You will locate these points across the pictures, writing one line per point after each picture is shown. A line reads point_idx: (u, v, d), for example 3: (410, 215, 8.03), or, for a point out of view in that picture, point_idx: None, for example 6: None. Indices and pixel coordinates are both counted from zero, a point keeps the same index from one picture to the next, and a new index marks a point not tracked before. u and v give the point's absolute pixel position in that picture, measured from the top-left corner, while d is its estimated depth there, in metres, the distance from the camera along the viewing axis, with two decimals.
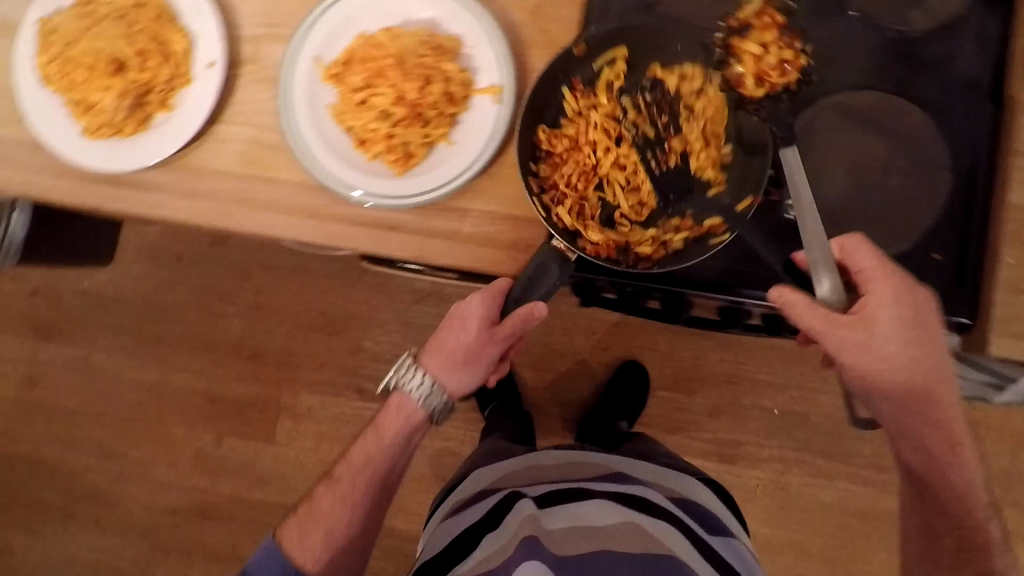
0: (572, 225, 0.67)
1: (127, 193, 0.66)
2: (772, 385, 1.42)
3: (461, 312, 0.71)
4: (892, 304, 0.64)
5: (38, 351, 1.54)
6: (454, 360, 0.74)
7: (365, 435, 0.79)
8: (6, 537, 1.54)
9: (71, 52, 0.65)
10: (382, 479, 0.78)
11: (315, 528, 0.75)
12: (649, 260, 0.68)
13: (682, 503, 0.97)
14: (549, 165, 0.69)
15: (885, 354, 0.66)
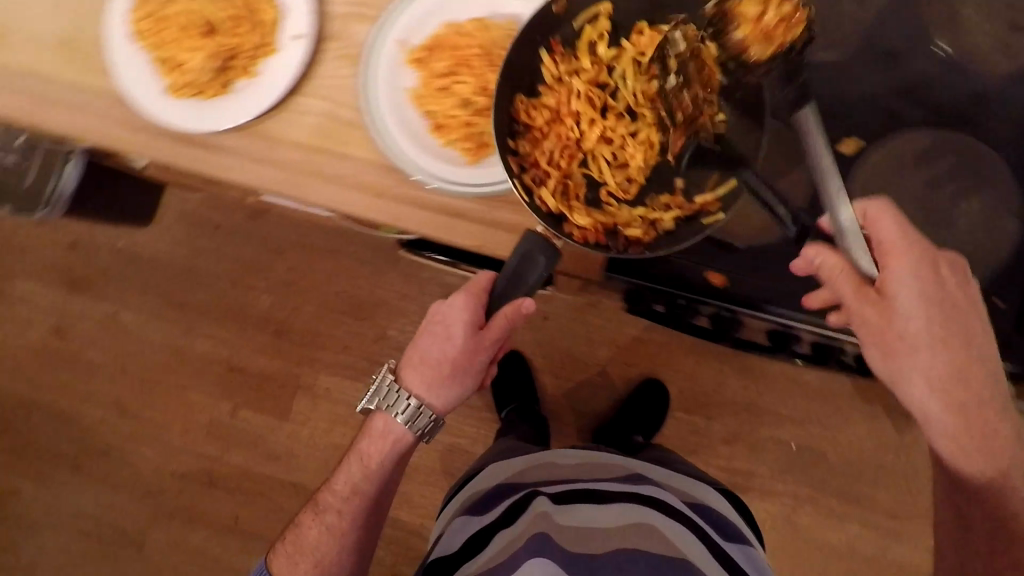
0: (557, 209, 0.65)
1: (200, 153, 0.67)
2: (791, 419, 1.41)
3: (443, 316, 0.76)
4: (911, 275, 0.66)
5: (68, 302, 1.56)
6: (440, 374, 0.77)
7: (347, 464, 0.86)
8: (14, 482, 1.55)
9: (166, 11, 0.67)
10: (366, 504, 0.84)
11: (305, 557, 0.83)
12: (640, 244, 0.66)
13: (697, 506, 0.96)
14: (530, 140, 0.67)
15: (909, 319, 0.66)
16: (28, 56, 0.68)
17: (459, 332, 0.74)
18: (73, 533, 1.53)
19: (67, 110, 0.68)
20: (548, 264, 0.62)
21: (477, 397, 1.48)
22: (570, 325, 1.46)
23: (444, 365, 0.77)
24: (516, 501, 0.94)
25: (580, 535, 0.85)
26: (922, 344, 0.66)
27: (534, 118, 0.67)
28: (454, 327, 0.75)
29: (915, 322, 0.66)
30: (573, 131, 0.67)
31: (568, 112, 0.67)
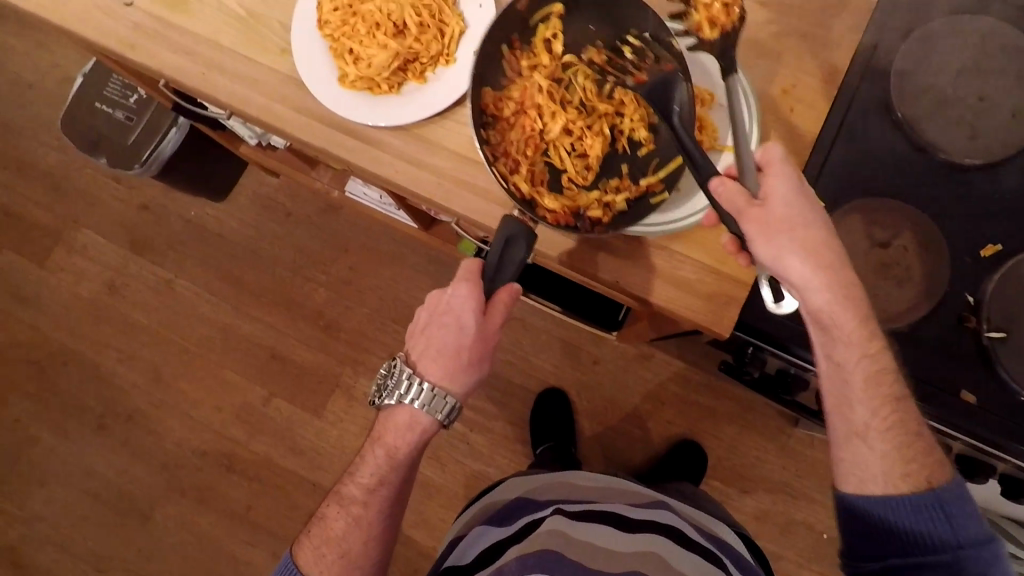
0: (529, 194, 0.67)
1: (359, 145, 0.70)
2: (828, 509, 1.38)
3: (444, 308, 0.68)
4: (797, 199, 0.60)
5: (127, 261, 1.57)
6: (458, 360, 0.68)
7: (370, 452, 0.72)
8: (34, 429, 1.53)
9: (359, 6, 0.69)
10: (395, 494, 0.72)
11: (331, 551, 0.70)
12: (601, 224, 0.67)
13: (722, 545, 0.85)
14: (499, 130, 0.68)
15: (808, 245, 0.58)
16: (215, 27, 0.73)
17: (468, 322, 0.66)
18: (82, 492, 1.50)
19: (239, 83, 0.72)
20: (526, 247, 0.65)
21: (513, 429, 1.47)
22: (618, 373, 1.46)
23: (459, 357, 0.68)
24: (534, 517, 0.81)
25: (599, 560, 0.73)
26: (809, 241, 0.58)
27: (501, 109, 0.68)
28: (460, 319, 0.67)
29: (800, 216, 0.59)
30: (533, 118, 0.68)
31: (529, 102, 0.68)
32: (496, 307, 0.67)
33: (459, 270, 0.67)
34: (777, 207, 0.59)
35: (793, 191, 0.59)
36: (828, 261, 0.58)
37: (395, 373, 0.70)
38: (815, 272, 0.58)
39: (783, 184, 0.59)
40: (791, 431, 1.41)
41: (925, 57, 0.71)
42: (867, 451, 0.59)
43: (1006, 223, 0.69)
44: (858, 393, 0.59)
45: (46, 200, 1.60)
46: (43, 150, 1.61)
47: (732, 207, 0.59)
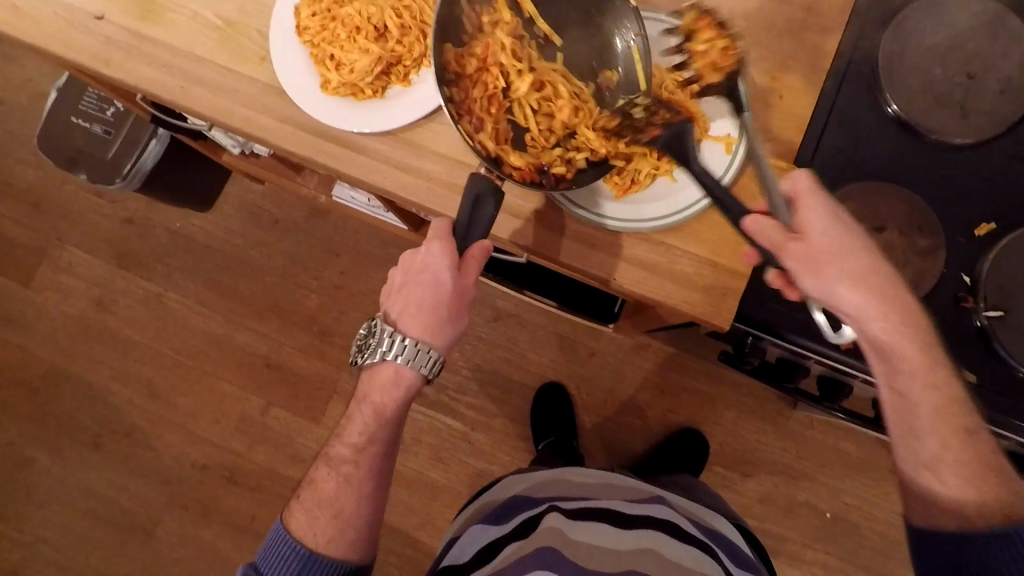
0: (494, 152, 0.64)
1: (346, 153, 0.69)
2: (830, 488, 1.39)
3: (419, 267, 0.66)
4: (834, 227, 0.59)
5: (114, 276, 1.55)
6: (438, 315, 0.66)
7: (357, 410, 0.70)
8: (29, 451, 1.51)
9: (337, 10, 0.67)
10: (386, 452, 0.70)
11: (324, 513, 0.67)
12: (565, 180, 0.66)
13: (719, 539, 0.85)
14: (461, 87, 0.65)
15: (852, 273, 0.58)
16: (191, 39, 0.71)
17: (445, 277, 0.64)
18: (82, 512, 1.49)
19: (220, 95, 0.70)
20: (493, 205, 0.63)
21: (514, 425, 1.46)
22: (616, 364, 1.46)
23: (438, 313, 0.66)
24: (532, 512, 0.81)
25: (596, 560, 0.72)
26: (856, 270, 0.58)
27: (464, 66, 0.65)
28: (436, 276, 0.65)
29: (843, 245, 0.58)
30: (496, 76, 0.66)
31: (493, 62, 0.66)
32: (468, 262, 0.65)
33: (431, 229, 0.65)
34: (819, 241, 0.59)
35: (833, 224, 0.59)
36: (875, 286, 0.58)
37: (378, 332, 0.68)
38: (866, 301, 0.57)
39: (822, 219, 0.59)
40: (790, 413, 1.41)
41: (912, 37, 0.70)
42: (939, 484, 0.56)
43: (996, 203, 0.70)
44: (926, 426, 0.57)
45: (27, 218, 1.57)
46: (22, 168, 1.58)
47: (774, 246, 0.59)
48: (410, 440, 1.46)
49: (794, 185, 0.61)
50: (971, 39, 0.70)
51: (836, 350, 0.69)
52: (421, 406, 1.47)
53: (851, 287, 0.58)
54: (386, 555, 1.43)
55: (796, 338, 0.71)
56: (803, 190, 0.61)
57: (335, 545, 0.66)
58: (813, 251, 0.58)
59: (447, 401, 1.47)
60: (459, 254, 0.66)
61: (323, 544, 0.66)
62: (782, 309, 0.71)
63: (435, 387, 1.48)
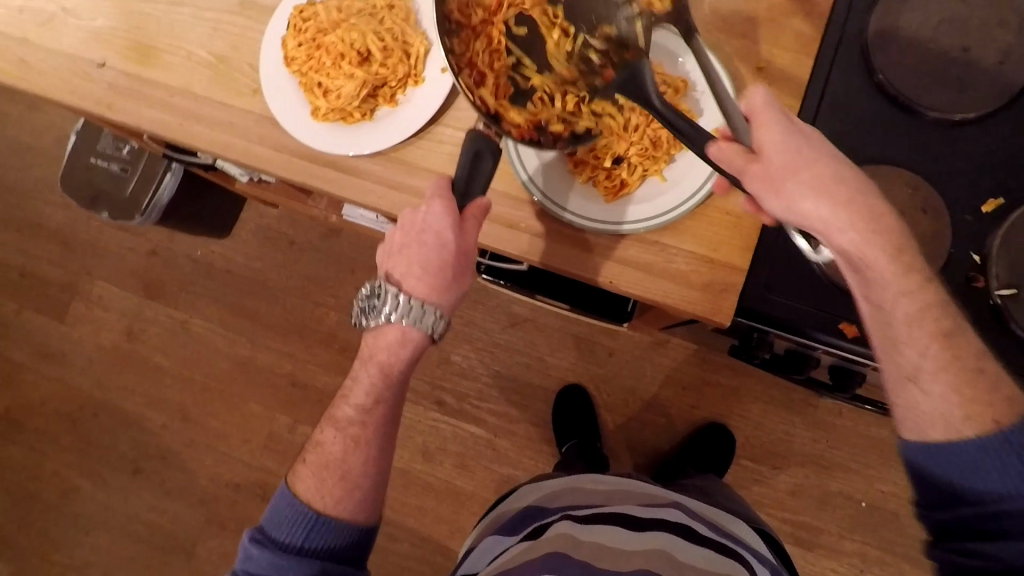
0: (493, 108, 0.64)
1: (341, 176, 0.71)
2: (864, 476, 1.36)
3: (420, 228, 0.66)
4: (791, 145, 0.59)
5: (143, 307, 1.60)
6: (441, 274, 0.66)
7: (362, 371, 0.71)
8: (74, 480, 1.57)
9: (321, 38, 0.69)
10: (391, 411, 0.72)
11: (331, 474, 0.70)
12: (563, 139, 0.65)
13: (733, 539, 0.84)
14: (463, 39, 0.65)
15: (813, 187, 0.58)
16: (186, 77, 0.74)
17: (448, 236, 0.64)
18: (127, 535, 1.54)
19: (217, 129, 0.73)
20: (492, 160, 0.63)
21: (538, 430, 1.46)
22: (636, 362, 1.45)
23: (443, 274, 0.66)
24: (541, 522, 0.83)
25: (607, 559, 0.73)
26: (820, 182, 0.58)
27: (468, 20, 0.65)
28: (439, 236, 0.65)
29: (800, 158, 0.58)
30: (500, 32, 0.66)
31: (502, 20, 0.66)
32: (468, 220, 0.65)
33: (431, 188, 0.65)
34: (777, 157, 0.58)
35: (789, 137, 0.59)
36: (839, 194, 0.57)
37: (382, 294, 0.67)
38: (829, 211, 0.57)
39: (779, 133, 0.59)
40: (817, 402, 1.38)
41: (902, 13, 0.69)
42: (918, 394, 0.55)
43: (1002, 178, 0.68)
44: (901, 332, 0.56)
45: (58, 257, 1.64)
46: (51, 209, 1.65)
47: (737, 172, 0.59)
48: (436, 450, 1.48)
49: (751, 105, 0.60)
50: (965, 8, 0.68)
51: (841, 339, 0.68)
52: (443, 416, 1.48)
53: (813, 198, 0.58)
54: (420, 564, 1.44)
55: (802, 330, 0.69)
56: (759, 105, 0.60)
57: (343, 506, 0.69)
58: (772, 171, 0.58)
59: (470, 409, 1.48)
60: (459, 212, 0.65)
61: (332, 505, 0.68)
62: (788, 302, 0.69)
63: (456, 396, 1.49)
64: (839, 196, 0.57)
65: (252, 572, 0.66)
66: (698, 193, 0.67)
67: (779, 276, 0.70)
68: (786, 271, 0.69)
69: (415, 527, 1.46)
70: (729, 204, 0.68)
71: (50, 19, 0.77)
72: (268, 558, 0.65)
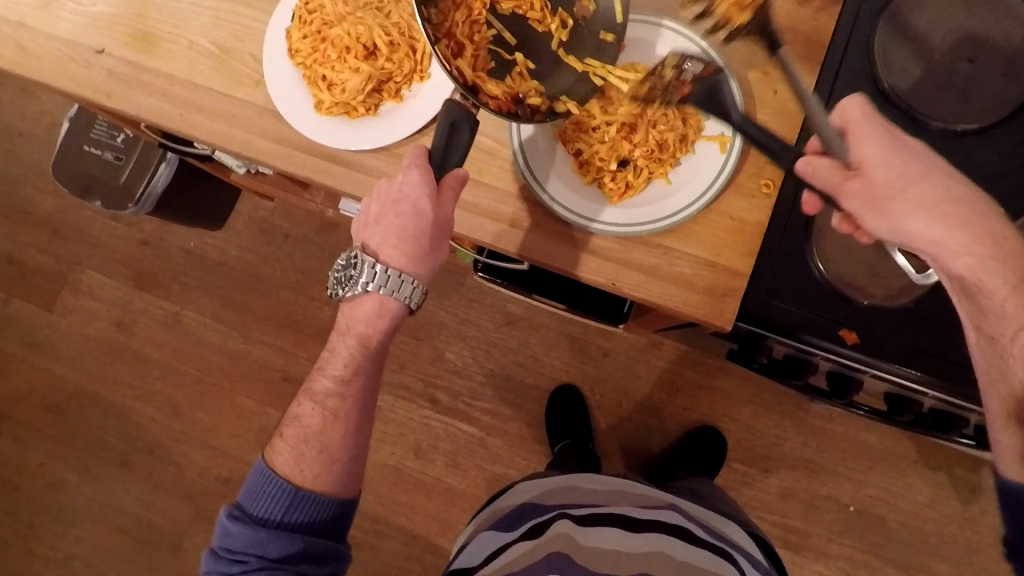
0: (472, 79, 0.64)
1: (343, 171, 0.70)
2: (853, 481, 1.37)
3: (396, 197, 0.65)
4: (894, 163, 0.60)
5: (133, 297, 1.58)
6: (418, 244, 0.66)
7: (340, 343, 0.72)
8: (59, 471, 1.55)
9: (327, 32, 0.68)
10: (369, 384, 0.73)
11: (310, 448, 0.70)
12: (541, 113, 0.65)
13: (722, 537, 0.85)
14: (441, 9, 0.65)
15: (920, 206, 0.59)
16: (187, 66, 0.73)
17: (425, 207, 0.64)
18: (113, 528, 1.52)
19: (217, 120, 0.72)
20: (470, 132, 0.64)
21: (530, 429, 1.46)
22: (630, 363, 1.45)
23: (420, 245, 0.66)
24: (541, 519, 0.82)
25: (605, 564, 0.74)
26: (928, 201, 0.58)
27: None
28: (416, 206, 0.65)
29: (904, 176, 0.60)
30: (484, 6, 0.66)
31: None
32: (446, 191, 0.65)
33: (408, 158, 0.64)
34: (879, 175, 0.60)
35: (891, 151, 0.60)
36: (950, 213, 0.58)
37: (357, 264, 0.68)
38: (935, 229, 0.58)
39: (882, 152, 0.61)
40: (809, 406, 1.39)
41: (906, 23, 0.69)
42: (1014, 422, 0.55)
43: (1002, 188, 0.68)
44: (1012, 360, 0.55)
45: (48, 245, 1.62)
46: (41, 197, 1.63)
47: (832, 186, 0.62)
48: (428, 448, 1.47)
49: (847, 119, 0.63)
50: (971, 18, 0.68)
51: (842, 346, 0.68)
52: (436, 413, 1.48)
53: (921, 216, 0.58)
54: (410, 561, 1.44)
55: (802, 336, 0.69)
56: (857, 124, 0.62)
57: (322, 480, 0.69)
58: (872, 189, 0.60)
59: (463, 408, 1.48)
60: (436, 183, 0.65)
61: (311, 479, 0.68)
62: (790, 308, 0.69)
63: (450, 394, 1.48)
64: (948, 215, 0.58)
65: (230, 549, 0.66)
66: (702, 199, 0.67)
67: (782, 282, 0.70)
68: (789, 278, 0.69)
69: (405, 525, 1.45)
70: (732, 209, 0.68)
71: (48, 4, 0.75)
72: (246, 534, 0.65)
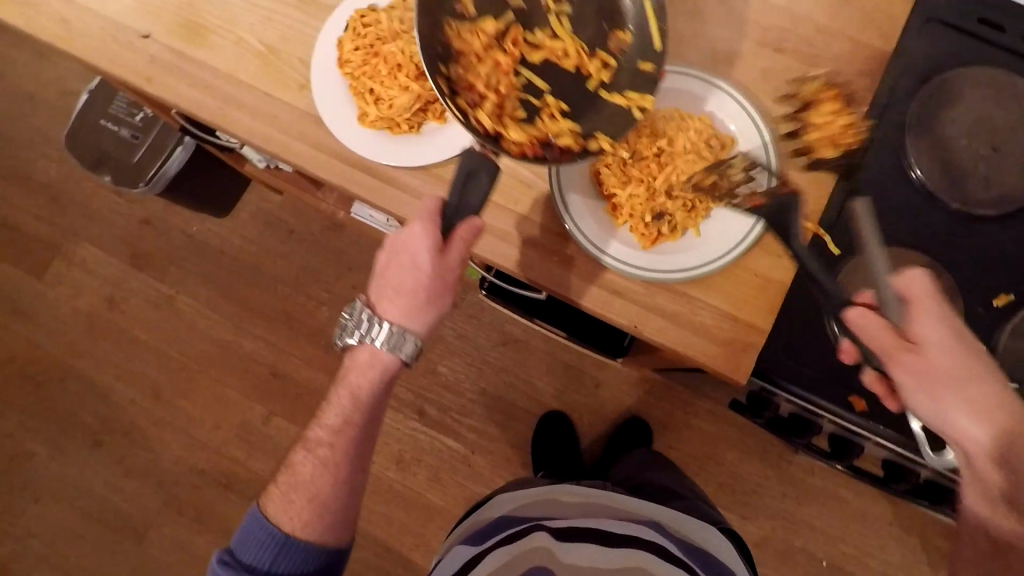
0: (492, 128, 0.64)
1: (378, 184, 0.70)
2: (828, 536, 1.38)
3: (401, 250, 0.66)
4: (943, 341, 0.60)
5: (128, 276, 1.56)
6: (418, 298, 0.67)
7: (335, 394, 0.73)
8: (28, 444, 1.51)
9: (381, 46, 0.69)
10: (363, 434, 0.72)
11: (300, 497, 0.70)
12: (571, 153, 0.65)
13: (698, 555, 0.85)
14: (464, 64, 0.67)
15: (960, 388, 0.59)
16: (233, 62, 0.73)
17: (427, 261, 0.64)
18: (77, 510, 1.48)
19: (256, 118, 0.72)
20: (490, 180, 0.63)
21: (516, 452, 1.46)
22: (621, 397, 1.46)
23: (420, 299, 0.67)
24: (515, 529, 0.84)
25: None
26: (970, 385, 0.59)
27: (471, 44, 0.67)
28: (417, 260, 0.65)
29: (953, 358, 0.59)
30: (511, 58, 0.68)
31: (515, 47, 0.68)
32: (452, 244, 0.65)
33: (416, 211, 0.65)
34: (924, 344, 0.60)
35: (942, 332, 0.60)
36: (988, 402, 0.58)
37: (358, 314, 0.69)
38: (965, 412, 0.58)
39: (932, 327, 0.61)
40: (791, 458, 1.41)
41: (937, 106, 0.72)
42: None
43: (1011, 276, 0.72)
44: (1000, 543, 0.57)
45: (45, 212, 1.59)
46: (44, 163, 1.60)
47: (880, 341, 0.61)
48: (410, 460, 1.46)
49: (908, 286, 0.62)
50: (999, 110, 0.71)
51: (850, 412, 0.70)
52: (424, 426, 1.47)
53: (952, 394, 0.59)
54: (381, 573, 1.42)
55: (815, 398, 0.71)
56: (915, 294, 0.62)
57: (311, 528, 0.69)
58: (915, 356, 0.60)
59: (451, 423, 1.47)
60: (443, 236, 0.65)
61: (300, 526, 0.68)
62: (799, 367, 0.71)
63: (439, 408, 1.48)
64: (985, 406, 0.58)
65: None
66: (727, 254, 0.69)
67: (797, 340, 0.72)
68: (805, 340, 0.71)
69: (380, 536, 1.43)
70: (758, 266, 0.70)
71: None
72: None
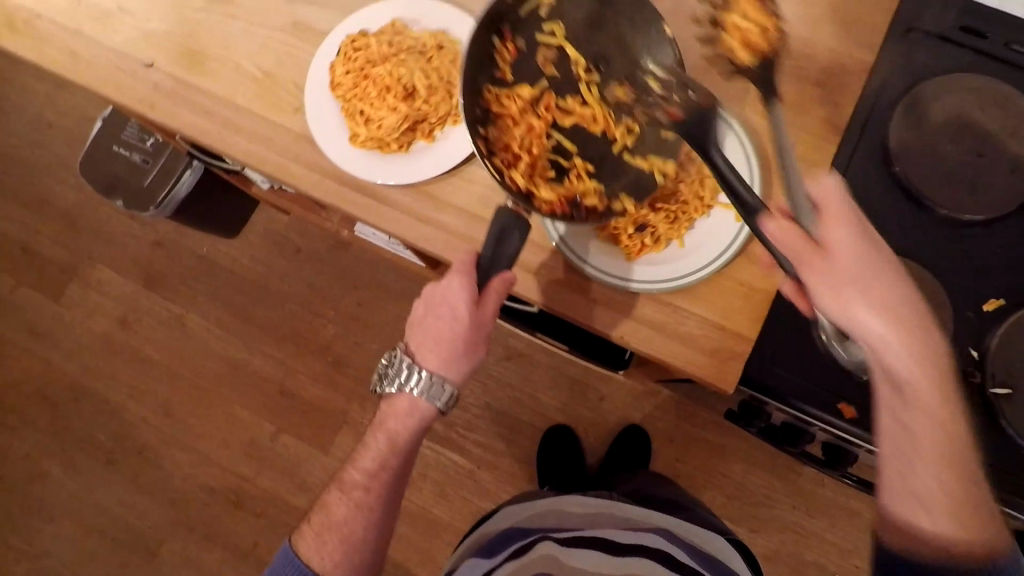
0: (525, 187, 0.66)
1: (370, 202, 0.72)
2: (839, 549, 1.36)
3: (439, 300, 0.67)
4: (858, 252, 0.56)
5: (140, 296, 1.60)
6: (454, 348, 0.68)
7: (372, 438, 0.73)
8: (44, 463, 1.54)
9: (371, 69, 0.72)
10: (397, 479, 0.73)
11: (332, 538, 0.71)
12: (597, 214, 0.66)
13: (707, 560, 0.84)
14: (500, 127, 0.68)
15: (878, 299, 0.55)
16: (231, 88, 0.76)
17: (464, 313, 0.65)
18: (90, 527, 1.50)
19: (253, 141, 0.75)
20: (521, 237, 0.65)
21: (522, 466, 1.46)
22: (626, 409, 1.46)
23: (456, 348, 0.68)
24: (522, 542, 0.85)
25: None
26: (886, 297, 0.55)
27: (505, 106, 0.68)
28: (455, 311, 0.66)
29: (869, 268, 0.55)
30: (544, 122, 0.68)
31: (547, 112, 0.68)
32: (489, 297, 0.66)
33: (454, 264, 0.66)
34: (841, 254, 0.56)
35: (859, 241, 0.56)
36: (901, 311, 0.54)
37: (396, 362, 0.70)
38: (883, 323, 0.54)
39: (849, 235, 0.56)
40: (799, 469, 1.39)
41: (920, 113, 0.72)
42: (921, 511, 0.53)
43: (999, 281, 0.72)
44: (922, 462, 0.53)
45: (62, 236, 1.64)
46: (62, 189, 1.65)
47: (795, 251, 0.56)
48: (417, 475, 1.46)
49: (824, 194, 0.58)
50: (982, 116, 0.71)
51: (839, 419, 0.70)
52: (429, 441, 1.48)
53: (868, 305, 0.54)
54: None
55: (805, 407, 0.71)
56: (829, 199, 0.58)
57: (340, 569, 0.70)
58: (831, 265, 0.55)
59: (456, 437, 1.48)
60: (481, 288, 0.66)
61: (330, 567, 0.70)
62: (787, 374, 0.72)
63: (444, 423, 1.48)
64: (904, 318, 0.54)
65: None
66: (710, 263, 0.70)
67: (784, 348, 0.72)
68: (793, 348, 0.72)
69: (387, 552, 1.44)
70: (744, 276, 0.70)
71: (106, 16, 0.79)
72: None
